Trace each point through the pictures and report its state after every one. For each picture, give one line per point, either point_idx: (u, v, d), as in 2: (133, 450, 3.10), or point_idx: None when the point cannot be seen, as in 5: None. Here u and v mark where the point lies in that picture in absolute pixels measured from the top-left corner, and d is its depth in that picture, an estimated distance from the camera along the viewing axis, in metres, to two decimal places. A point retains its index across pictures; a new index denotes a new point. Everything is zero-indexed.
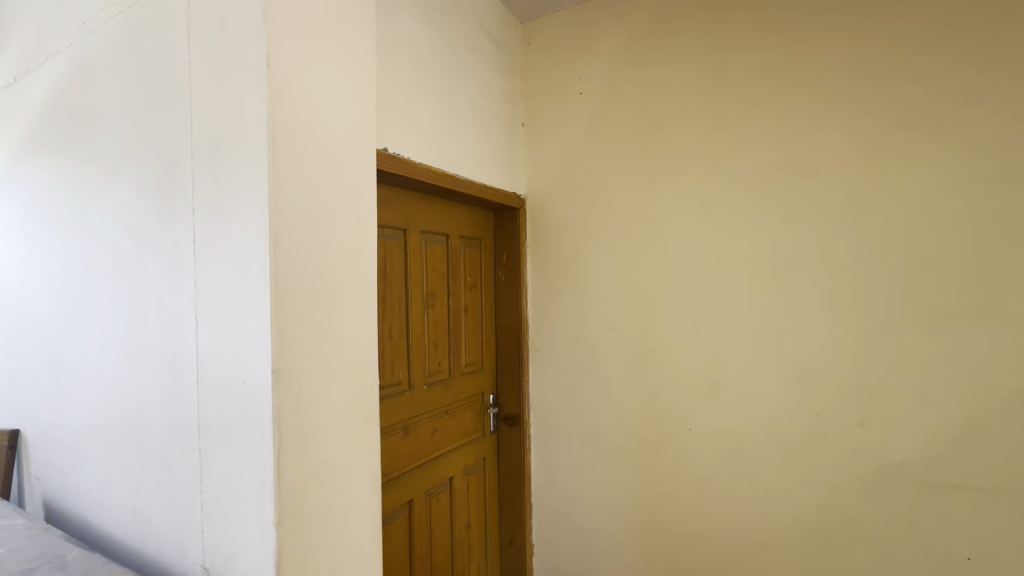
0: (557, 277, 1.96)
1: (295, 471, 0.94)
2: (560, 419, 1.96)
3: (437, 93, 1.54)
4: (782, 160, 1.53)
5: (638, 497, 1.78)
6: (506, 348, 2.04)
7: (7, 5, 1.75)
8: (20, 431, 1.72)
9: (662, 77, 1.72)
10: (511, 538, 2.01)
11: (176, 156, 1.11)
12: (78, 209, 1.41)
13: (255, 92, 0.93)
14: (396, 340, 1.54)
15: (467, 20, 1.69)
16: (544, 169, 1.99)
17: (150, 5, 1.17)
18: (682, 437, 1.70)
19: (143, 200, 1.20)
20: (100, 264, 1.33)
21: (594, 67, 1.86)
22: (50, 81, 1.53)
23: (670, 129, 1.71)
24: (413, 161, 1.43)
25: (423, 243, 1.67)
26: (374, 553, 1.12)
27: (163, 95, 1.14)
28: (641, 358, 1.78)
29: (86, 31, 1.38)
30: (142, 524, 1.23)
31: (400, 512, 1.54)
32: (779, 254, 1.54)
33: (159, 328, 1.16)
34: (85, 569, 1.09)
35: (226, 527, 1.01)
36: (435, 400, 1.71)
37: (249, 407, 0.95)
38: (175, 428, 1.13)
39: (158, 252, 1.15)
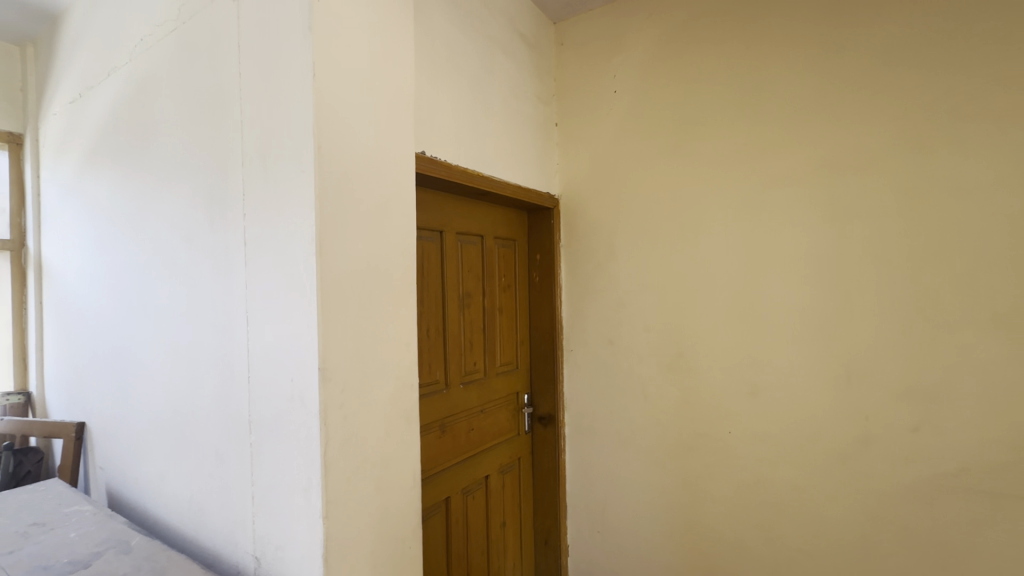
0: (591, 277, 1.95)
1: (340, 467, 0.97)
2: (595, 419, 1.95)
3: (472, 96, 1.56)
4: (826, 155, 1.48)
5: (675, 500, 1.76)
6: (540, 348, 2.06)
7: (74, 25, 1.87)
8: (86, 424, 1.83)
9: (699, 73, 1.69)
10: (546, 538, 2.02)
11: (228, 164, 1.16)
12: (137, 216, 1.50)
13: (302, 102, 0.97)
14: (434, 339, 1.57)
15: (500, 23, 1.71)
16: (578, 168, 1.98)
17: (203, 21, 1.24)
18: (721, 440, 1.66)
19: (197, 206, 1.26)
20: (157, 267, 1.41)
21: (628, 64, 1.84)
22: (111, 96, 1.63)
23: (708, 125, 1.68)
24: (450, 163, 1.45)
25: (459, 244, 1.70)
26: (415, 547, 1.15)
27: (216, 106, 1.20)
28: (677, 359, 1.75)
29: (143, 47, 1.47)
30: (197, 513, 1.30)
31: (438, 509, 1.57)
32: (823, 252, 1.49)
33: (212, 327, 1.22)
34: (148, 554, 1.16)
35: (275, 519, 1.06)
36: (471, 400, 1.73)
37: (297, 403, 0.99)
38: (228, 423, 1.18)
39: (212, 255, 1.21)
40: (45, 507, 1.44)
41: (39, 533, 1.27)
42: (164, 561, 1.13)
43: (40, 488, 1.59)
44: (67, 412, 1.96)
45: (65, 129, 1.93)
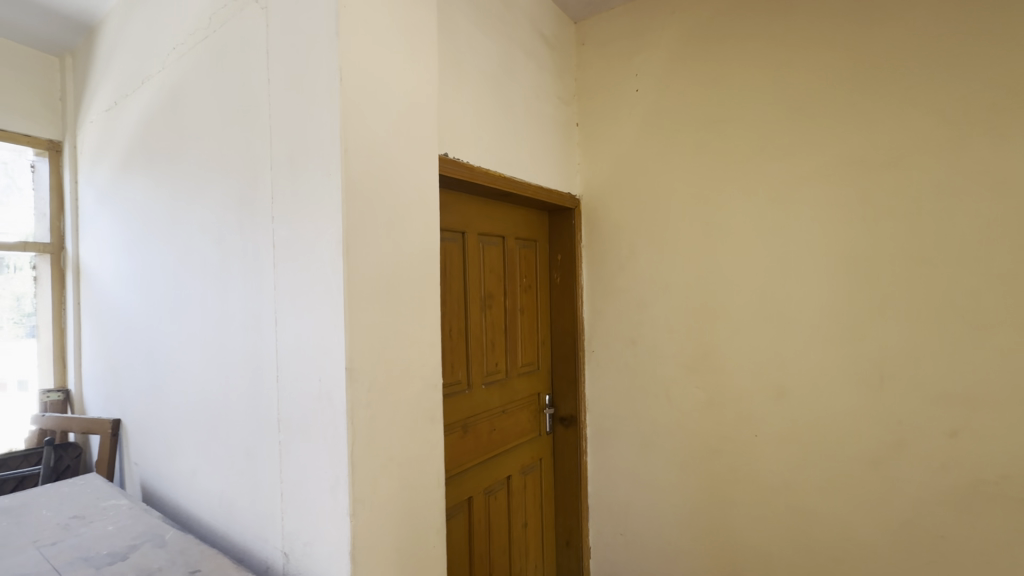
0: (613, 277, 1.93)
1: (367, 466, 0.98)
2: (617, 421, 1.93)
3: (493, 97, 1.57)
4: (856, 152, 1.44)
5: (700, 504, 1.73)
6: (562, 348, 2.06)
7: (110, 35, 1.94)
8: (121, 421, 1.89)
9: (723, 71, 1.67)
10: (568, 539, 2.02)
11: (257, 168, 1.19)
12: (170, 220, 1.54)
13: (329, 106, 0.98)
14: (456, 340, 1.58)
15: (521, 24, 1.71)
16: (599, 168, 1.97)
17: (232, 29, 1.27)
18: (747, 443, 1.63)
19: (227, 210, 1.29)
20: (189, 270, 1.45)
21: (651, 62, 1.82)
22: (145, 103, 1.68)
23: (732, 123, 1.65)
24: (473, 165, 1.47)
25: (481, 246, 1.71)
26: (439, 547, 1.16)
27: (245, 111, 1.23)
28: (701, 360, 1.73)
29: (175, 56, 1.51)
30: (228, 509, 1.33)
31: (461, 509, 1.58)
32: (854, 251, 1.45)
33: (242, 327, 1.25)
34: (182, 548, 1.20)
35: (303, 516, 1.08)
36: (493, 400, 1.74)
37: (325, 402, 1.01)
38: (257, 422, 1.21)
39: (242, 257, 1.24)
40: (85, 500, 1.50)
41: (80, 526, 1.32)
42: (197, 555, 1.16)
43: (80, 482, 1.65)
44: (104, 409, 2.03)
45: (101, 136, 2.00)
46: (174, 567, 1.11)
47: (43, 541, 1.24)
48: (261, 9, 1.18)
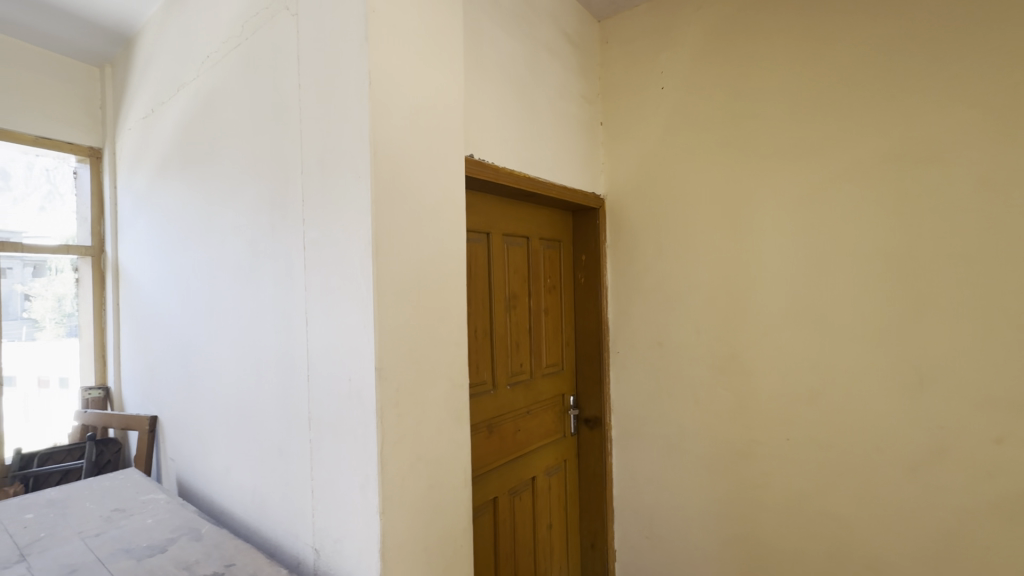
0: (639, 277, 1.91)
1: (395, 465, 0.99)
2: (642, 423, 1.91)
3: (518, 97, 1.57)
4: (893, 147, 1.40)
5: (729, 508, 1.70)
6: (586, 349, 2.05)
7: (147, 45, 2.01)
8: (158, 418, 1.96)
9: (752, 67, 1.64)
10: (593, 541, 2.00)
11: (288, 172, 1.22)
12: (204, 223, 1.59)
13: (359, 109, 1.00)
14: (481, 340, 1.58)
15: (545, 24, 1.71)
16: (624, 167, 1.95)
17: (264, 37, 1.30)
18: (778, 447, 1.59)
19: (258, 213, 1.33)
20: (222, 271, 1.49)
21: (676, 59, 1.80)
22: (181, 110, 1.74)
23: (761, 120, 1.62)
24: (498, 166, 1.47)
25: (505, 246, 1.71)
26: (466, 546, 1.16)
27: (277, 116, 1.26)
28: (729, 362, 1.70)
29: (209, 64, 1.56)
30: (260, 505, 1.36)
31: (486, 509, 1.58)
32: (891, 249, 1.40)
33: (274, 327, 1.28)
34: (217, 542, 1.23)
35: (334, 513, 1.09)
36: (517, 401, 1.74)
37: (355, 402, 1.02)
38: (289, 420, 1.24)
39: (273, 259, 1.27)
40: (125, 494, 1.55)
41: (121, 518, 1.37)
42: (232, 549, 1.19)
43: (120, 476, 1.72)
44: (141, 406, 2.11)
45: (139, 142, 2.07)
46: (209, 560, 1.14)
47: (87, 533, 1.29)
48: (292, 16, 1.20)
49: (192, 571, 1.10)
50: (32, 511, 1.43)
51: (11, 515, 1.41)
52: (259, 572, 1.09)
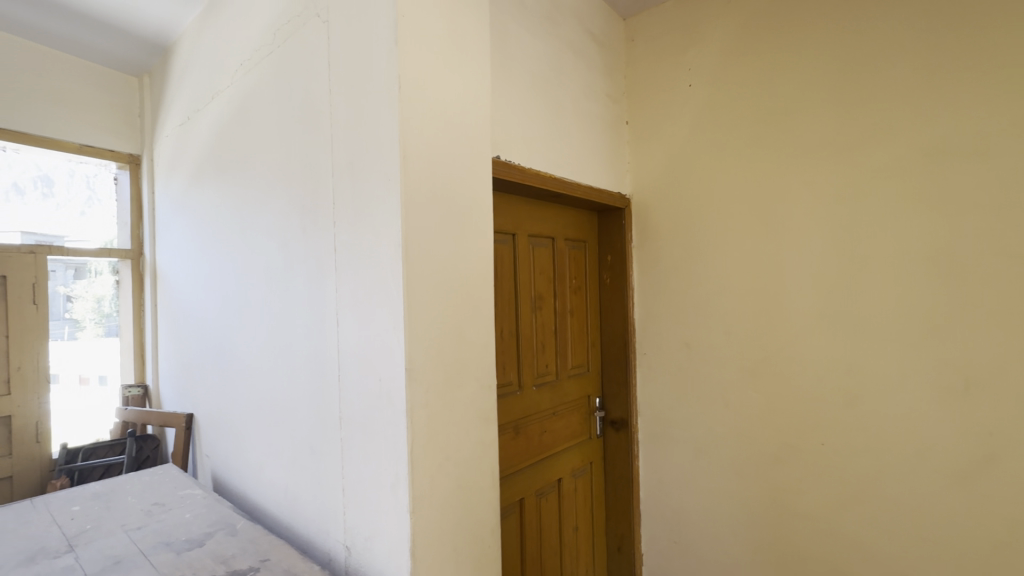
0: (666, 278, 1.89)
1: (425, 464, 1.00)
2: (670, 425, 1.88)
3: (543, 97, 1.56)
4: (935, 141, 1.34)
5: (761, 514, 1.66)
6: (612, 350, 2.03)
7: (183, 54, 2.08)
8: (194, 415, 2.02)
9: (784, 61, 1.60)
10: (619, 545, 1.99)
11: (319, 175, 1.24)
12: (238, 227, 1.63)
13: (389, 111, 1.01)
14: (508, 341, 1.58)
15: (571, 24, 1.70)
16: (650, 167, 1.93)
17: (296, 44, 1.33)
18: (812, 452, 1.55)
19: (290, 216, 1.36)
20: (255, 273, 1.53)
21: (704, 56, 1.77)
22: (215, 117, 1.79)
23: (794, 115, 1.58)
24: (525, 166, 1.47)
25: (531, 247, 1.71)
26: (494, 547, 1.16)
27: (308, 120, 1.28)
28: (760, 364, 1.66)
29: (242, 72, 1.60)
30: (292, 502, 1.39)
31: (513, 510, 1.59)
32: (933, 248, 1.34)
33: (305, 328, 1.30)
34: (252, 537, 1.26)
35: (364, 511, 1.11)
36: (543, 402, 1.73)
37: (385, 402, 1.04)
38: (320, 419, 1.26)
39: (305, 261, 1.29)
40: (164, 488, 1.61)
41: (161, 513, 1.42)
42: (266, 545, 1.22)
43: (159, 471, 1.78)
44: (178, 404, 2.17)
45: (175, 148, 2.14)
46: (245, 555, 1.17)
47: (130, 525, 1.34)
48: (323, 23, 1.23)
49: (229, 564, 1.13)
50: (79, 504, 1.50)
51: (59, 507, 1.48)
52: (293, 568, 1.11)
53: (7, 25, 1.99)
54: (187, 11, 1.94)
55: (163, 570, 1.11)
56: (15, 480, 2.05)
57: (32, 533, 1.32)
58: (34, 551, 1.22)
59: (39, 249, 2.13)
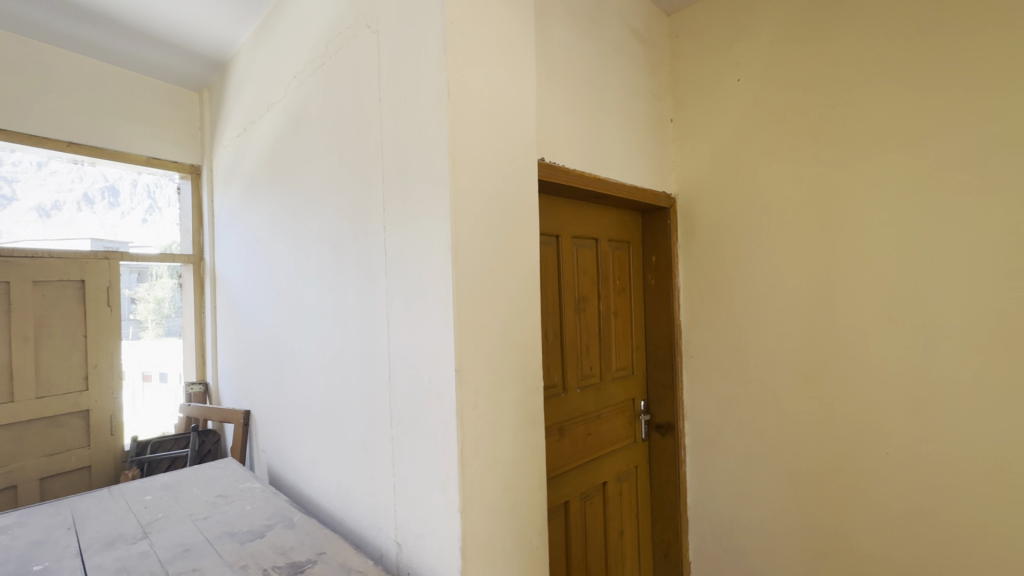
0: (714, 278, 1.84)
1: (475, 465, 1.01)
2: (719, 430, 1.83)
3: (587, 97, 1.55)
4: (1014, 129, 1.23)
5: (818, 524, 1.58)
6: (657, 353, 1.99)
7: (240, 68, 2.19)
8: (251, 412, 2.12)
9: (841, 49, 1.51)
10: (666, 551, 1.95)
11: (370, 181, 1.28)
12: (292, 232, 1.71)
13: (438, 117, 1.03)
14: (552, 343, 1.58)
15: (614, 22, 1.68)
16: (697, 165, 1.88)
17: (347, 55, 1.38)
18: (874, 462, 1.47)
19: (341, 222, 1.41)
20: (308, 276, 1.59)
21: (754, 49, 1.71)
22: (270, 127, 1.88)
23: (854, 105, 1.49)
24: (569, 168, 1.47)
25: (575, 248, 1.70)
26: (541, 548, 1.15)
27: (359, 128, 1.33)
28: (818, 368, 1.58)
29: (296, 84, 1.67)
30: (344, 497, 1.44)
31: (558, 512, 1.58)
32: (1012, 245, 1.24)
33: (357, 329, 1.35)
34: (309, 530, 1.31)
35: (415, 509, 1.14)
36: (588, 404, 1.72)
37: (435, 402, 1.06)
38: (371, 417, 1.30)
39: (356, 265, 1.34)
40: (226, 481, 1.70)
41: (224, 504, 1.50)
42: (322, 538, 1.26)
43: (220, 464, 1.87)
44: (236, 401, 2.29)
45: (233, 157, 2.26)
46: (303, 547, 1.22)
47: (197, 515, 1.42)
48: (373, 34, 1.26)
49: (288, 556, 1.18)
50: (150, 493, 1.60)
51: (133, 496, 1.59)
52: (348, 561, 1.15)
53: (84, 48, 2.16)
54: (243, 27, 2.04)
55: (228, 559, 1.17)
56: (93, 469, 2.22)
57: (110, 519, 1.42)
58: (113, 536, 1.31)
59: (112, 254, 2.29)
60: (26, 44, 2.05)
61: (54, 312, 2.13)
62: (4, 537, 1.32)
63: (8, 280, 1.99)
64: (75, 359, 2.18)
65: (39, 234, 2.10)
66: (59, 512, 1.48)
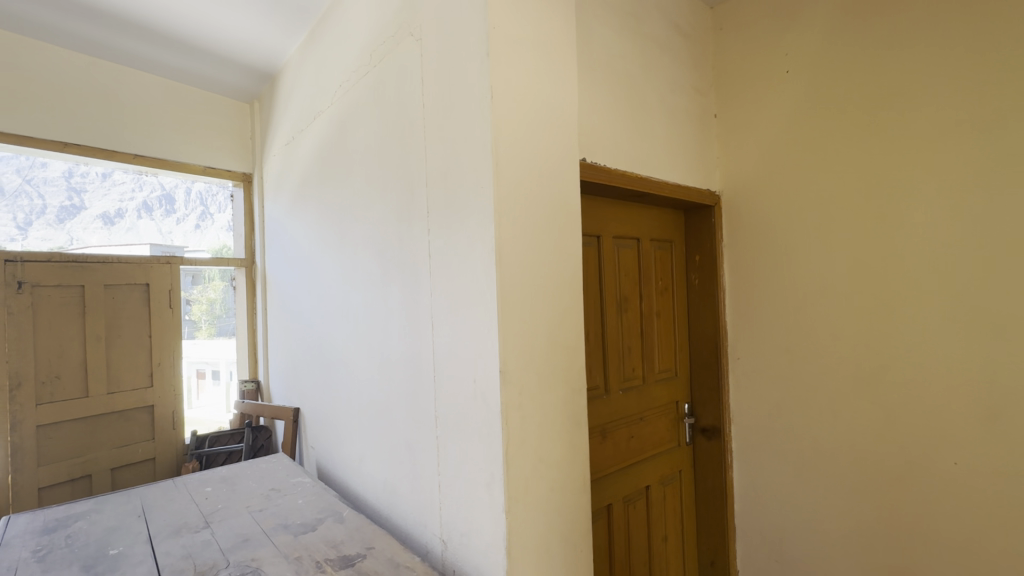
0: (762, 278, 1.78)
1: (519, 466, 1.02)
2: (769, 435, 1.77)
3: (629, 96, 1.53)
4: None
5: (876, 537, 1.50)
6: (702, 355, 1.95)
7: (288, 80, 2.28)
8: (300, 410, 2.21)
9: (900, 35, 1.43)
10: (713, 559, 1.90)
11: (414, 186, 1.31)
12: (338, 236, 1.77)
13: (480, 121, 1.04)
14: (594, 345, 1.57)
15: (656, 18, 1.65)
16: (743, 162, 1.83)
17: (390, 63, 1.42)
18: (941, 472, 1.37)
19: (386, 225, 1.45)
20: (354, 279, 1.64)
21: (804, 39, 1.64)
22: (317, 136, 1.95)
23: (915, 93, 1.40)
24: (610, 167, 1.45)
25: (616, 249, 1.68)
26: (585, 552, 1.14)
27: (403, 134, 1.36)
28: (876, 372, 1.50)
29: (341, 92, 1.73)
30: (390, 495, 1.48)
31: (600, 516, 1.57)
32: None
33: (401, 330, 1.38)
34: (358, 526, 1.35)
35: (461, 508, 1.15)
36: (631, 407, 1.70)
37: (480, 402, 1.07)
38: (417, 416, 1.33)
39: (401, 268, 1.38)
40: (278, 476, 1.77)
41: (278, 497, 1.57)
42: (370, 534, 1.30)
43: (272, 459, 1.96)
44: (286, 399, 2.38)
45: (282, 166, 2.35)
46: (353, 542, 1.26)
47: (253, 507, 1.49)
48: (416, 41, 1.29)
49: (340, 549, 1.22)
50: (210, 485, 1.69)
51: (195, 487, 1.68)
52: (396, 557, 1.18)
53: (146, 65, 2.30)
54: (290, 39, 2.13)
55: (284, 550, 1.22)
56: (157, 461, 2.37)
57: (175, 508, 1.51)
58: (178, 525, 1.39)
59: (173, 258, 2.43)
60: (94, 62, 2.21)
61: (122, 314, 2.28)
62: (83, 522, 1.42)
63: (83, 285, 2.16)
64: (141, 358, 2.33)
65: (104, 241, 2.26)
66: (131, 500, 1.58)
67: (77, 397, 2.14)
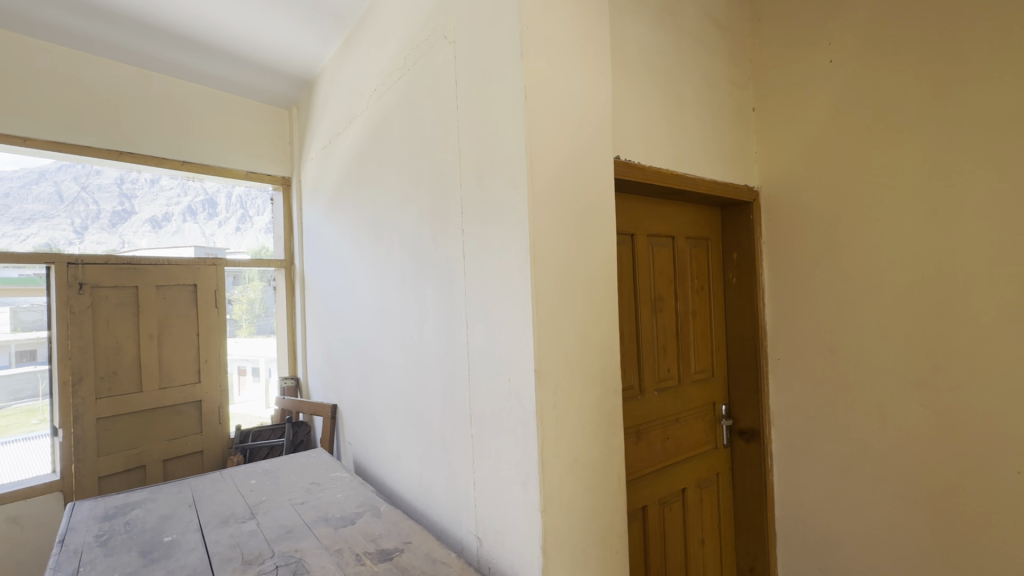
0: (804, 276, 1.72)
1: (554, 466, 1.02)
2: (812, 438, 1.71)
3: (663, 91, 1.50)
4: None
5: (930, 548, 1.42)
6: (741, 355, 1.90)
7: (325, 84, 2.34)
8: (337, 407, 2.27)
9: (955, 17, 1.34)
10: (752, 564, 1.85)
11: (448, 188, 1.33)
12: (373, 238, 1.81)
13: (514, 121, 1.05)
14: (628, 345, 1.55)
15: (691, 10, 1.62)
16: (783, 156, 1.77)
17: (424, 65, 1.44)
18: (1003, 481, 1.28)
19: (420, 228, 1.48)
20: (389, 280, 1.68)
21: (849, 26, 1.57)
22: (352, 140, 2.00)
23: (971, 79, 1.32)
24: (645, 165, 1.43)
25: (651, 247, 1.66)
26: (620, 552, 1.13)
27: (436, 136, 1.39)
28: (929, 374, 1.42)
29: (377, 96, 1.76)
30: (426, 490, 1.50)
31: (636, 517, 1.55)
32: None
33: (436, 329, 1.41)
34: (395, 520, 1.38)
35: (495, 505, 1.16)
36: (666, 407, 1.67)
37: (514, 401, 1.08)
38: (451, 413, 1.35)
39: (435, 268, 1.40)
40: (318, 470, 1.83)
41: (318, 491, 1.61)
42: (407, 529, 1.33)
43: (312, 454, 2.02)
44: (324, 396, 2.45)
45: (319, 168, 2.42)
46: (390, 536, 1.28)
47: (296, 500, 1.54)
48: (449, 44, 1.31)
49: (378, 543, 1.25)
50: (254, 478, 1.76)
51: (241, 479, 1.76)
52: (433, 553, 1.20)
53: (192, 74, 2.41)
54: (326, 45, 2.18)
55: (325, 542, 1.26)
56: (205, 454, 2.48)
57: (223, 499, 1.58)
58: (226, 515, 1.45)
59: (219, 261, 2.56)
60: (146, 74, 2.35)
61: (172, 313, 2.41)
62: (140, 510, 1.50)
63: (137, 285, 2.29)
64: (190, 354, 2.46)
65: (153, 243, 2.35)
66: (182, 490, 1.66)
67: (132, 392, 2.26)
